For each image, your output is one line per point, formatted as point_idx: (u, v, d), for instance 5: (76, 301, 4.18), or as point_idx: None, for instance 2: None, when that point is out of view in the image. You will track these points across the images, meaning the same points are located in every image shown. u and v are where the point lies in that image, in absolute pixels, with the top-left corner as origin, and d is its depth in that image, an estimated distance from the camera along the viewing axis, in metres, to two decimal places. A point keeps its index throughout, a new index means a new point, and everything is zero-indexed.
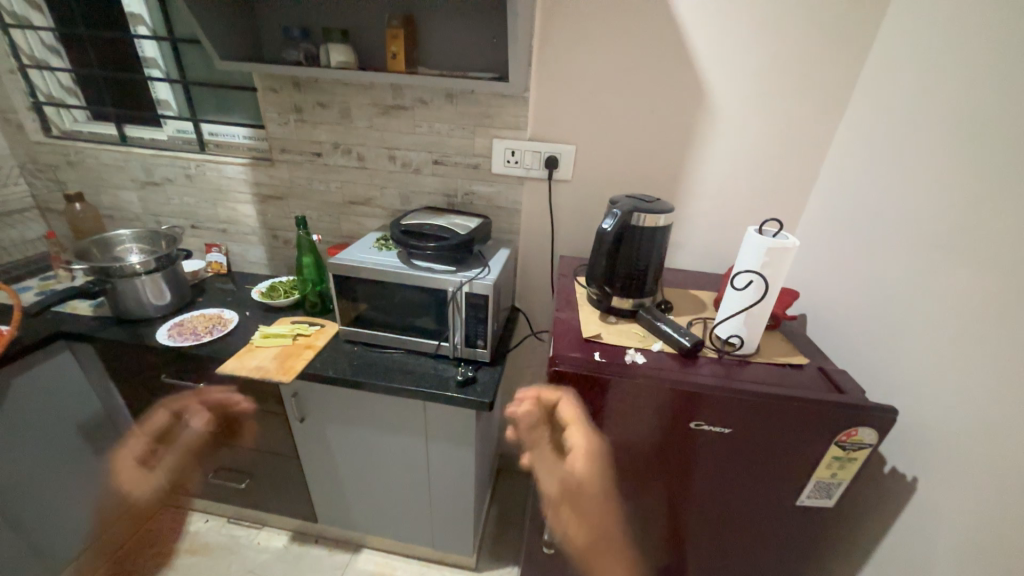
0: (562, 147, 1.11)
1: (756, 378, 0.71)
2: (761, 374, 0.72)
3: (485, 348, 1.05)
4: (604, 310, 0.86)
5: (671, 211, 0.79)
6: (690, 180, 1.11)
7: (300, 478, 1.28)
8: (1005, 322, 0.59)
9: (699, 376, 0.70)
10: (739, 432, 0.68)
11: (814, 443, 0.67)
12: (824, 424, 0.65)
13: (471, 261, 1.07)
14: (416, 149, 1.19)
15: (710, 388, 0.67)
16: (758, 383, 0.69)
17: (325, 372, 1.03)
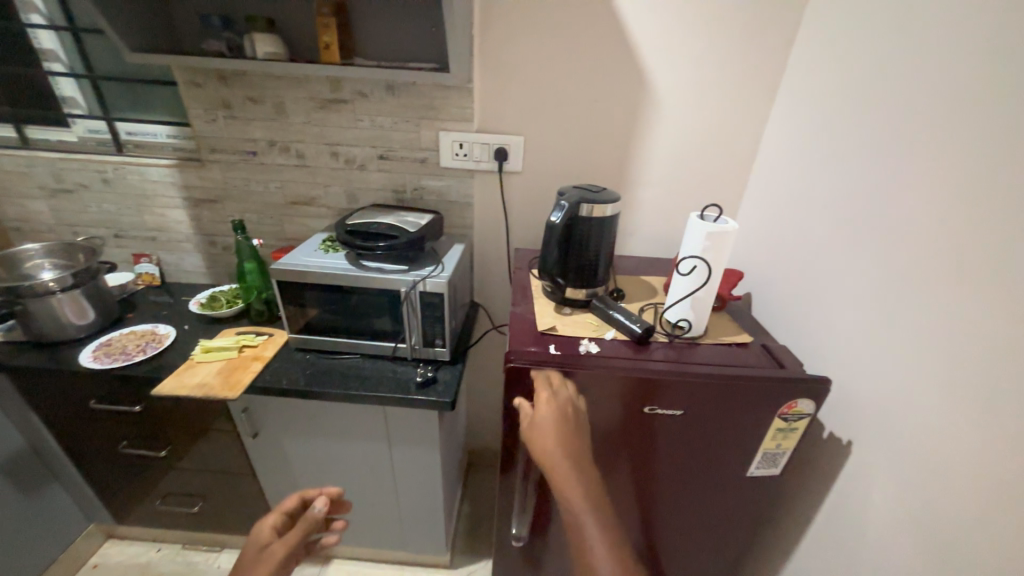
0: (510, 139, 1.10)
1: (703, 360, 0.73)
2: (710, 356, 0.74)
3: (444, 347, 1.03)
4: (559, 301, 0.86)
5: (617, 200, 0.80)
6: (637, 168, 1.13)
7: (258, 495, 1.22)
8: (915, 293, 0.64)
9: (650, 362, 0.71)
10: (688, 414, 0.70)
11: (758, 419, 0.71)
12: (768, 399, 0.69)
13: (424, 259, 1.04)
14: (359, 144, 1.14)
15: (662, 373, 0.68)
16: (705, 364, 0.71)
17: (274, 385, 0.98)
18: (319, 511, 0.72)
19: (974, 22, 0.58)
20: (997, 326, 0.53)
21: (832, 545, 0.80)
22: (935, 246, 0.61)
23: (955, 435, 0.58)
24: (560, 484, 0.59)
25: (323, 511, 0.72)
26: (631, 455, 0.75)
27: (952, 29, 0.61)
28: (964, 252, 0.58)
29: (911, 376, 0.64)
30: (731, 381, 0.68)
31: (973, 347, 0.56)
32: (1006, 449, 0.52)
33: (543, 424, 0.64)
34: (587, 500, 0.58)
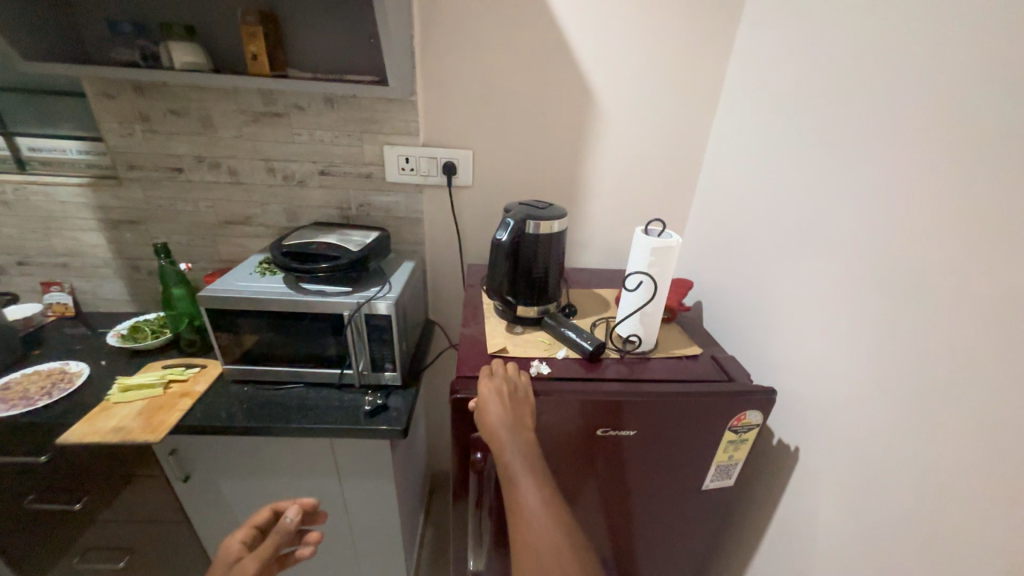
0: (458, 153, 1.07)
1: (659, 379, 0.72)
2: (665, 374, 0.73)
3: (395, 371, 0.98)
4: (511, 320, 0.84)
5: (563, 215, 0.79)
6: (588, 180, 1.13)
7: (193, 542, 1.11)
8: (855, 302, 0.65)
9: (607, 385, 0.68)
10: (642, 432, 0.68)
11: (709, 432, 0.70)
12: (717, 412, 0.69)
13: (370, 279, 0.99)
14: (298, 160, 1.07)
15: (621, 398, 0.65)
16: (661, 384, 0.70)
17: (205, 423, 0.89)
18: (290, 521, 0.66)
19: (897, 40, 0.61)
20: (933, 331, 0.55)
21: (787, 551, 0.80)
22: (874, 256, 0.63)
23: (896, 440, 0.59)
24: (499, 454, 0.58)
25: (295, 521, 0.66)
26: (590, 480, 0.72)
27: (878, 48, 0.64)
28: (895, 261, 0.60)
29: (855, 382, 0.66)
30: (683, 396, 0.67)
31: (912, 356, 0.57)
32: (947, 454, 0.53)
33: (482, 404, 0.62)
34: (527, 467, 0.57)
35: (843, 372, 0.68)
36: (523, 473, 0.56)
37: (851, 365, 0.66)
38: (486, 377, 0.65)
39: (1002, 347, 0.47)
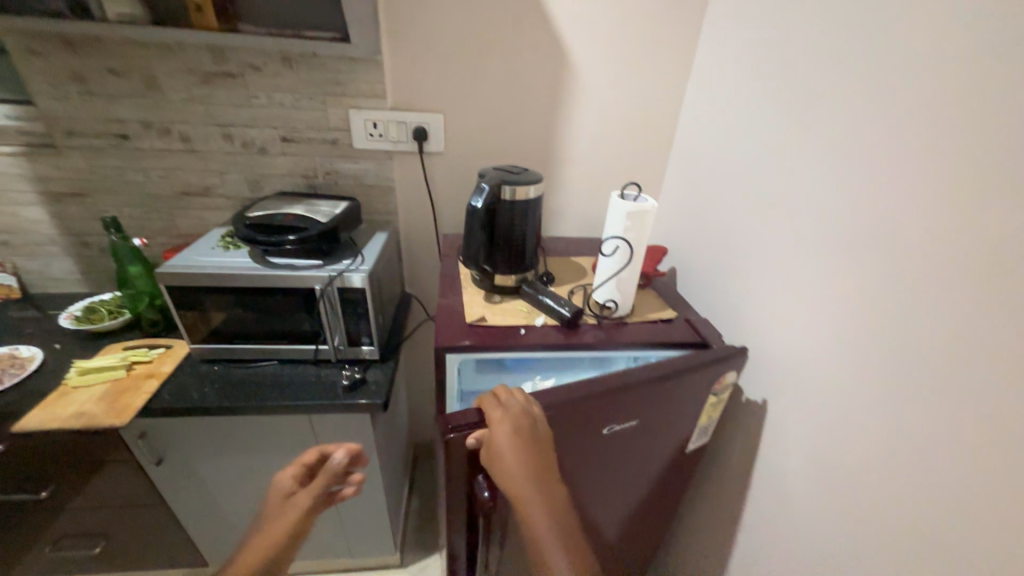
0: (429, 117, 1.03)
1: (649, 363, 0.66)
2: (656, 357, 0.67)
3: (372, 345, 0.96)
4: (488, 289, 0.83)
5: (538, 180, 0.77)
6: (564, 145, 1.11)
7: (173, 523, 1.09)
8: (811, 258, 0.67)
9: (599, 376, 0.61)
10: (642, 419, 0.66)
11: (693, 402, 0.71)
12: (701, 384, 0.69)
13: (342, 251, 0.95)
14: (257, 125, 1.00)
15: (616, 390, 0.59)
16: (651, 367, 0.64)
17: (175, 404, 0.86)
18: (340, 462, 0.70)
19: None
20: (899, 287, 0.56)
21: None
22: (829, 210, 0.64)
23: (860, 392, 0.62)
24: (518, 499, 0.52)
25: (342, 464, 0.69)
26: (584, 475, 0.67)
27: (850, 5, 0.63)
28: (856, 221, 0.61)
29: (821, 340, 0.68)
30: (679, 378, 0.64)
31: (860, 305, 0.59)
32: None
33: (495, 444, 0.53)
34: (549, 515, 0.51)
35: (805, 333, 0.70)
36: (544, 520, 0.51)
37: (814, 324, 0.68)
38: (497, 409, 0.54)
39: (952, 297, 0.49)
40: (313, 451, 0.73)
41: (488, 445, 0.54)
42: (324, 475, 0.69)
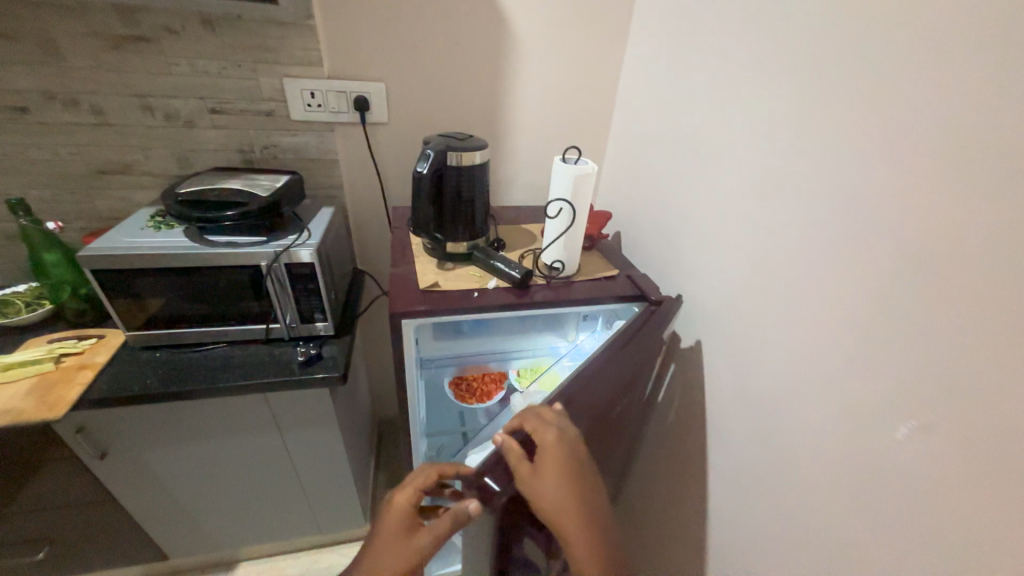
0: (369, 85, 1.00)
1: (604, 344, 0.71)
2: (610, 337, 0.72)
3: (326, 320, 0.96)
4: (441, 257, 0.84)
5: (483, 146, 0.79)
6: (508, 114, 1.12)
7: (125, 519, 1.05)
8: (729, 214, 0.74)
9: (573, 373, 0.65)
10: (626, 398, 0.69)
11: (649, 367, 0.79)
12: (656, 350, 0.76)
13: (287, 227, 0.93)
14: (180, 95, 0.94)
15: (595, 384, 0.62)
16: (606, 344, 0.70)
17: (115, 393, 0.82)
18: (468, 515, 0.53)
19: None
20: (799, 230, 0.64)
21: None
22: (742, 170, 0.71)
23: None
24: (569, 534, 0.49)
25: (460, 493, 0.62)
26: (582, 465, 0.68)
27: None
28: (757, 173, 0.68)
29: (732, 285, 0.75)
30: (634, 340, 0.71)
31: (766, 254, 0.66)
32: None
33: (546, 480, 0.50)
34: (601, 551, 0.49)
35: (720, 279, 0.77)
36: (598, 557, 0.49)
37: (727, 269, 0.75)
38: (550, 435, 0.52)
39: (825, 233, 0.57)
40: (432, 471, 0.57)
41: (539, 483, 0.49)
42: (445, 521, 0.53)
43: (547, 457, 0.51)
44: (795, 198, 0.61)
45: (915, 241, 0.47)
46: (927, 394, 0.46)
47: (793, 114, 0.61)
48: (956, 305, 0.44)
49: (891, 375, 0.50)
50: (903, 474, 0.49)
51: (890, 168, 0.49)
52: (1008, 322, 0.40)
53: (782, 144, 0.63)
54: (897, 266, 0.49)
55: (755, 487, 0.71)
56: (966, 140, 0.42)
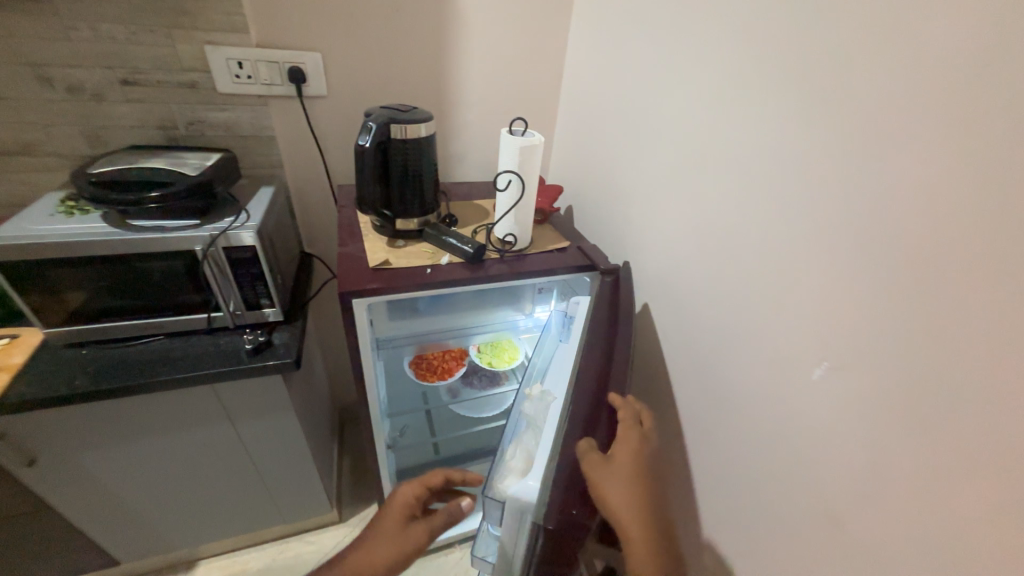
0: (304, 55, 0.94)
1: (598, 336, 0.72)
2: (597, 329, 0.74)
3: (274, 306, 0.92)
4: (391, 235, 0.83)
5: (429, 119, 0.77)
6: (455, 87, 1.09)
7: (64, 528, 0.98)
8: (671, 184, 0.77)
9: (595, 370, 0.68)
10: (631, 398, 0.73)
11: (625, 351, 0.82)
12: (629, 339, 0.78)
13: (222, 209, 0.87)
14: (84, 63, 0.84)
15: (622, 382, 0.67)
16: (595, 337, 0.72)
17: (37, 394, 0.75)
18: (462, 509, 0.64)
19: None
20: None
21: None
22: (682, 141, 0.74)
23: None
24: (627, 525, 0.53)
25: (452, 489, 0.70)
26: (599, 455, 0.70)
27: None
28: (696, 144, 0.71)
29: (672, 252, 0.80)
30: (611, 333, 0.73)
31: (706, 221, 0.70)
32: None
33: (622, 466, 0.56)
34: (654, 549, 0.53)
35: (664, 248, 0.81)
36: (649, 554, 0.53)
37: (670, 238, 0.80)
38: (636, 434, 0.59)
39: (757, 198, 0.61)
40: (441, 474, 0.65)
41: (612, 467, 0.55)
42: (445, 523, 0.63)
43: (624, 448, 0.58)
44: (730, 166, 0.65)
45: (830, 199, 0.52)
46: (839, 335, 0.52)
47: (728, 87, 0.64)
48: (862, 257, 0.49)
49: (809, 324, 0.56)
50: (821, 409, 0.55)
51: (812, 135, 0.53)
52: (905, 268, 0.45)
53: (717, 115, 0.66)
54: (814, 226, 0.54)
55: (700, 437, 0.77)
56: (874, 106, 0.47)
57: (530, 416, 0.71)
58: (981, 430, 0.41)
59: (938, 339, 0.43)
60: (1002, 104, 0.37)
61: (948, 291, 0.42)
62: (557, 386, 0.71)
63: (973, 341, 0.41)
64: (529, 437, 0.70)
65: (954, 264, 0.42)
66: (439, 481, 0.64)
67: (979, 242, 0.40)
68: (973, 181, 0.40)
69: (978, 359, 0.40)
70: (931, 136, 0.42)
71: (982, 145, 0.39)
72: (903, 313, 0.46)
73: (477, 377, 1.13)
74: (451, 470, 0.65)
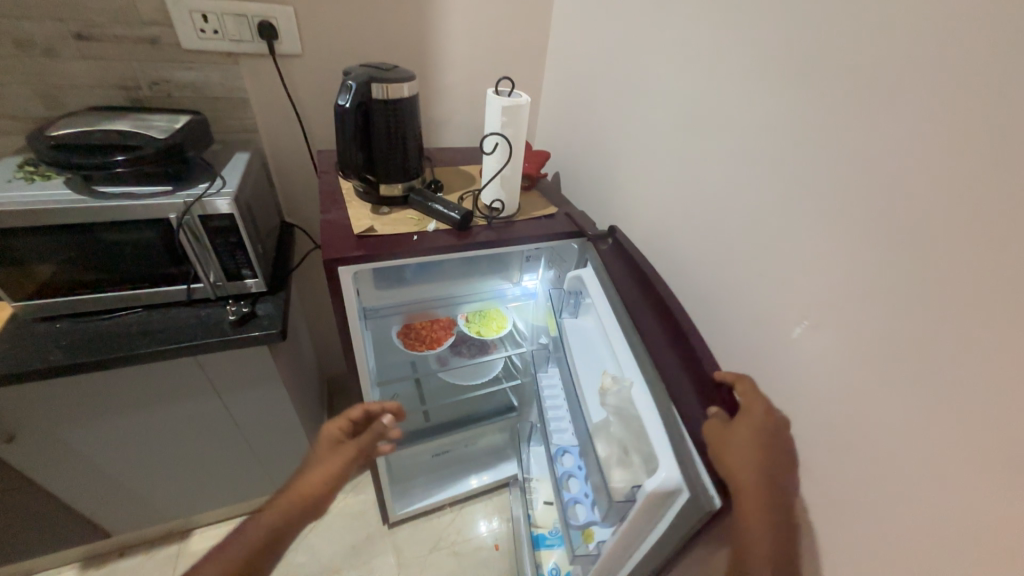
0: (275, 9, 0.88)
1: (648, 310, 0.70)
2: (636, 299, 0.72)
3: (256, 276, 0.90)
4: (376, 202, 0.81)
5: (411, 78, 0.73)
6: (437, 46, 1.04)
7: (51, 502, 0.97)
8: (660, 148, 0.76)
9: (666, 344, 0.66)
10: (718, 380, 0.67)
11: None
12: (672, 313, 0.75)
13: (195, 175, 0.83)
14: (29, 14, 0.77)
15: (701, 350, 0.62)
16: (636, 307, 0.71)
17: (11, 369, 0.73)
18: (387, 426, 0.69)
19: None
20: None
21: None
22: (672, 103, 0.73)
23: None
24: (742, 491, 0.49)
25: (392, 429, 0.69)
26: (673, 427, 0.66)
27: None
28: (686, 106, 0.70)
29: (659, 217, 0.79)
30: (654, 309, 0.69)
31: (694, 185, 0.70)
32: None
33: (741, 435, 0.52)
34: (770, 515, 0.49)
35: (652, 213, 0.81)
36: (768, 524, 0.48)
37: (657, 204, 0.79)
38: (762, 405, 0.54)
39: (745, 160, 0.61)
40: (359, 405, 0.71)
41: (731, 436, 0.51)
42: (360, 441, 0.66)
43: (747, 417, 0.53)
44: (719, 129, 0.64)
45: (817, 159, 0.52)
46: (818, 293, 0.54)
47: (720, 46, 0.63)
48: (846, 217, 0.50)
49: (791, 285, 0.57)
50: (800, 364, 0.57)
51: (804, 94, 0.53)
52: (889, 226, 0.46)
53: (709, 75, 0.65)
54: (800, 188, 0.54)
55: None
56: (870, 61, 0.46)
57: (613, 407, 0.63)
58: (949, 379, 0.43)
59: (915, 295, 0.45)
60: (993, 57, 0.37)
61: (926, 247, 0.43)
62: (626, 365, 0.62)
63: (945, 294, 0.42)
64: (617, 429, 0.63)
65: (931, 219, 0.43)
66: (359, 414, 0.70)
67: (957, 198, 0.41)
68: (959, 136, 0.40)
69: (953, 312, 0.42)
70: (919, 92, 0.42)
71: (968, 99, 0.39)
72: (882, 269, 0.47)
73: (466, 346, 1.14)
74: (368, 402, 0.72)
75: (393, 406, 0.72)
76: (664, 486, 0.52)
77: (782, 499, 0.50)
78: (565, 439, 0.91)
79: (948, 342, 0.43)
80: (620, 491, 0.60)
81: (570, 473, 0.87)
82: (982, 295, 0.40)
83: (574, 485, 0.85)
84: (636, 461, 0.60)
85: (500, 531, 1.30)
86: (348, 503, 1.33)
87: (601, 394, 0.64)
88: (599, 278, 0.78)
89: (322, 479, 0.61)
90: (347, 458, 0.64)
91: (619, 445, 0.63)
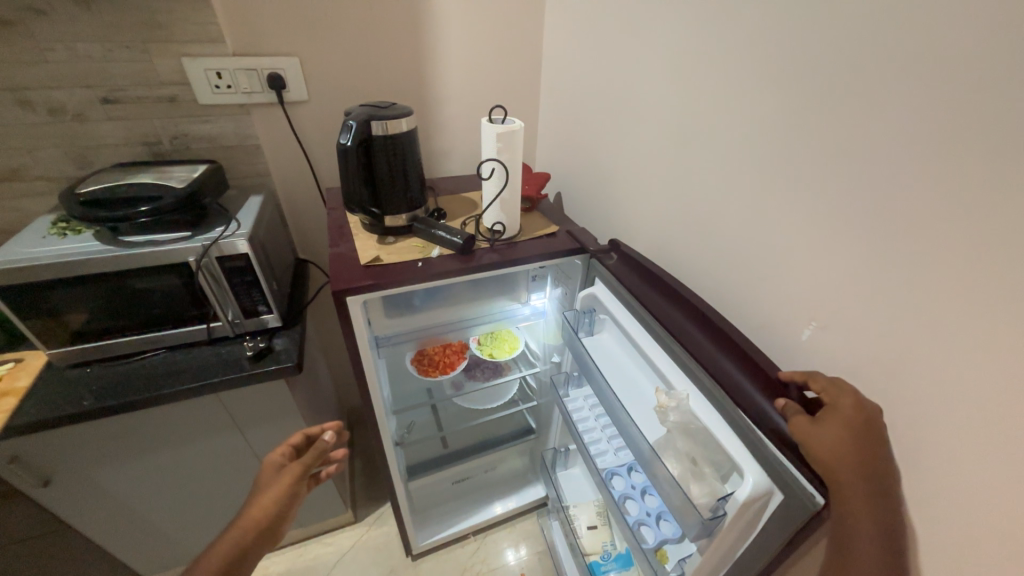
0: (283, 62, 0.94)
1: (682, 319, 0.68)
2: (662, 305, 0.71)
3: (272, 312, 0.93)
4: (381, 233, 0.84)
5: (408, 113, 0.77)
6: (436, 83, 1.10)
7: (82, 544, 0.99)
8: (657, 163, 0.78)
9: (710, 346, 0.63)
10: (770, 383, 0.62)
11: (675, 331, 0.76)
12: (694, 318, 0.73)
13: (213, 220, 0.88)
14: (63, 84, 0.85)
15: (752, 349, 0.59)
16: (673, 310, 0.70)
17: (47, 414, 0.76)
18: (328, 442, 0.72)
19: None
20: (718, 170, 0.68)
21: None
22: (664, 120, 0.74)
23: None
24: (841, 486, 0.45)
25: (335, 441, 0.73)
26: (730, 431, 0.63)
27: None
28: (679, 120, 0.71)
29: (661, 229, 0.80)
30: (689, 312, 0.68)
31: (692, 196, 0.71)
32: None
33: (832, 436, 0.46)
34: (867, 520, 0.45)
35: (653, 225, 0.82)
36: (870, 515, 0.45)
37: (657, 216, 0.80)
38: (849, 398, 0.49)
39: (740, 166, 0.61)
40: (299, 432, 0.74)
41: (820, 437, 0.47)
42: (309, 453, 0.68)
43: (834, 412, 0.48)
44: (711, 140, 0.65)
45: (810, 160, 0.52)
46: (826, 293, 0.53)
47: (704, 61, 0.65)
48: (846, 216, 0.49)
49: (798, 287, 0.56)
50: (816, 366, 0.56)
51: (794, 99, 0.53)
52: (891, 221, 0.45)
53: (697, 90, 0.67)
54: (797, 191, 0.54)
55: None
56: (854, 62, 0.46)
57: (675, 424, 0.61)
58: (972, 373, 0.41)
59: (923, 289, 0.44)
60: (973, 48, 0.37)
61: (924, 242, 0.43)
62: (677, 380, 0.62)
63: (955, 287, 0.41)
64: (683, 444, 0.61)
65: (929, 210, 0.42)
66: (300, 439, 0.73)
67: (956, 187, 0.40)
68: (948, 127, 0.40)
69: (963, 304, 0.41)
70: (904, 87, 0.42)
71: (956, 89, 0.39)
72: (889, 265, 0.46)
73: (479, 369, 1.14)
74: (307, 428, 0.75)
75: (335, 424, 0.77)
76: (755, 492, 0.51)
77: (876, 509, 0.45)
78: (609, 462, 0.87)
79: (959, 333, 0.42)
80: (704, 506, 0.56)
81: (626, 495, 0.79)
82: (990, 285, 0.39)
83: (632, 507, 0.78)
84: (710, 470, 0.58)
85: (527, 560, 1.26)
86: (371, 536, 1.31)
87: (660, 413, 0.61)
88: (614, 293, 0.78)
89: (275, 496, 0.62)
90: (297, 471, 0.66)
91: (688, 459, 0.61)
